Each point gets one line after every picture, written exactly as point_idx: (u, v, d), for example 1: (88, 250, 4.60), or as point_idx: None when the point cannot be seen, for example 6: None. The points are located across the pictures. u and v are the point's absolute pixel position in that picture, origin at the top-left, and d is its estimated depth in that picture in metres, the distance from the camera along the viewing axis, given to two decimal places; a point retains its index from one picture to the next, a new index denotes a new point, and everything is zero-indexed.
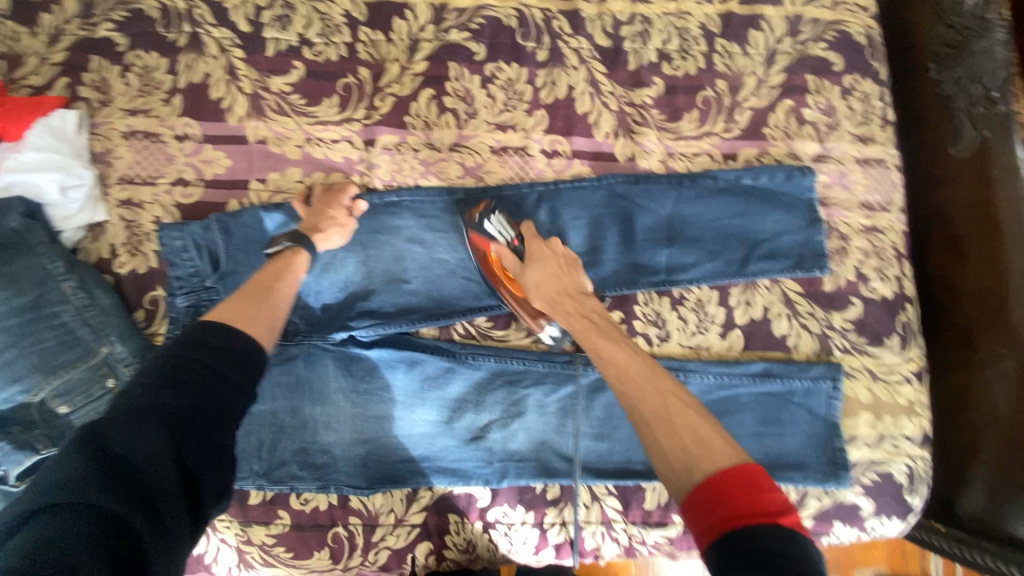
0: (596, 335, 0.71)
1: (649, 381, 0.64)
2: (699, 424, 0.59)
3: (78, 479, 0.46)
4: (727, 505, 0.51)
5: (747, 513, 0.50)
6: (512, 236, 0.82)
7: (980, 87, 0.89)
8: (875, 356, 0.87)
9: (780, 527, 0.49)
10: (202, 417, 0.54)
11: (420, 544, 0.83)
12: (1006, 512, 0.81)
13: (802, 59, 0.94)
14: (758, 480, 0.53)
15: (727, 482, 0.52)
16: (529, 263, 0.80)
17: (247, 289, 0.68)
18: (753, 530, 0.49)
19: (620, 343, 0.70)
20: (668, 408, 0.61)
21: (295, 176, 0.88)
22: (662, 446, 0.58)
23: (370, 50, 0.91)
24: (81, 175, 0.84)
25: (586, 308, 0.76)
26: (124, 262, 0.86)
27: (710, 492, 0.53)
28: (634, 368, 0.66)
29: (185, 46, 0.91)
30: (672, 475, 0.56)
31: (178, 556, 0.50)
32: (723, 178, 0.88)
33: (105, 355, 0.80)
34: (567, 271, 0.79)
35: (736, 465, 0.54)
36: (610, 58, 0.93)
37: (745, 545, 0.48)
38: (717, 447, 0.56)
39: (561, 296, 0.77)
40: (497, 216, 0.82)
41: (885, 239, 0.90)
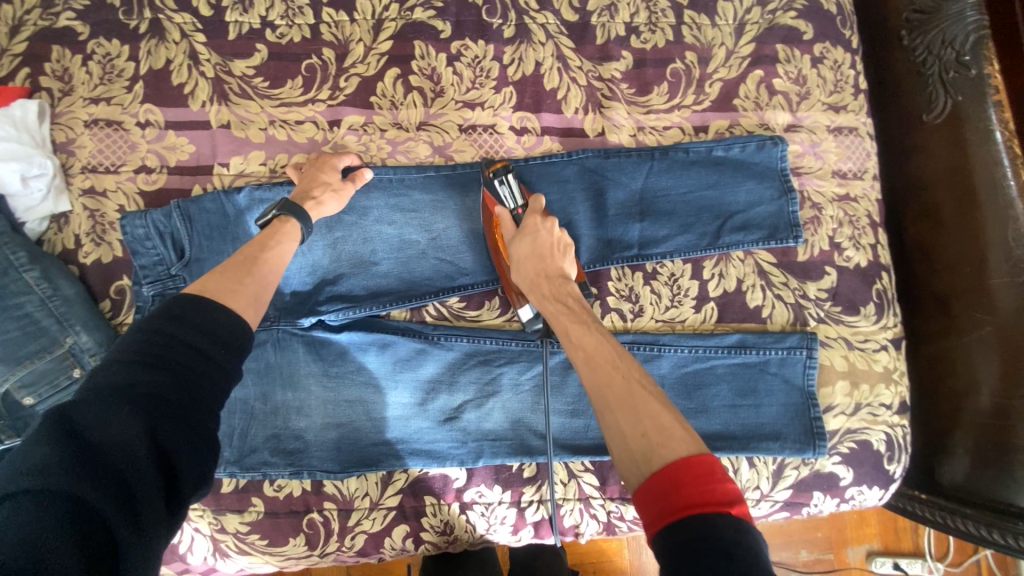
0: (566, 318, 0.69)
1: (615, 366, 0.62)
2: (659, 411, 0.57)
3: (50, 465, 0.44)
4: (678, 494, 0.50)
5: (698, 502, 0.49)
6: (520, 203, 0.80)
7: (951, 51, 0.88)
8: (851, 325, 0.86)
9: (731, 518, 0.47)
10: (180, 400, 0.52)
11: (396, 528, 0.81)
12: (987, 478, 0.81)
13: (772, 28, 0.93)
14: (710, 468, 0.51)
15: (684, 469, 0.51)
16: (518, 239, 0.76)
17: (230, 262, 0.66)
18: (702, 519, 0.47)
19: (591, 327, 0.68)
20: (632, 392, 0.59)
21: (259, 159, 0.87)
22: (621, 430, 0.57)
23: (335, 31, 0.90)
24: (44, 164, 0.82)
25: (562, 291, 0.73)
26: (88, 251, 0.85)
27: (659, 481, 0.51)
28: (601, 351, 0.64)
29: (147, 33, 0.89)
30: (631, 459, 0.55)
31: (155, 550, 0.47)
32: (694, 150, 0.87)
33: (69, 346, 0.78)
34: (554, 251, 0.76)
35: (693, 455, 0.52)
36: (577, 33, 0.92)
37: (694, 537, 0.46)
38: (676, 433, 0.55)
39: (541, 277, 0.74)
40: (509, 179, 0.79)
41: (858, 208, 0.89)
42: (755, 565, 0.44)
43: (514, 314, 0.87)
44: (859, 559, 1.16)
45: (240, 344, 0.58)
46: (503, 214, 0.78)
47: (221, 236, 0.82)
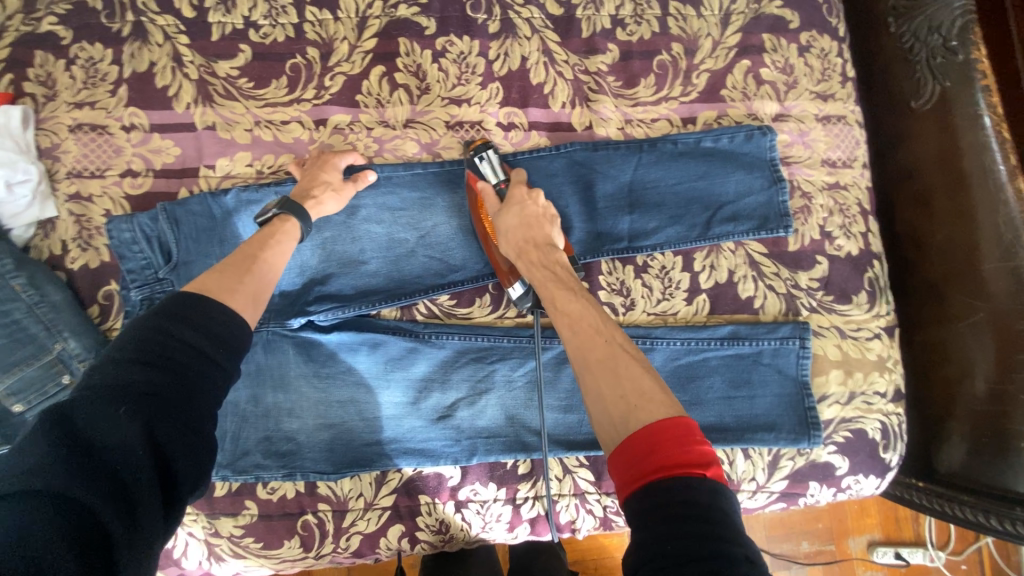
0: (551, 286, 0.69)
1: (598, 331, 0.62)
2: (638, 373, 0.57)
3: (47, 465, 0.44)
4: (656, 455, 0.49)
5: (675, 464, 0.48)
6: (502, 177, 0.80)
7: (938, 37, 0.88)
8: (844, 314, 0.86)
9: (706, 480, 0.47)
10: (177, 399, 0.51)
11: (391, 528, 0.81)
12: (983, 464, 0.80)
13: (758, 18, 0.92)
14: (690, 431, 0.50)
15: (661, 433, 0.50)
16: (503, 210, 0.76)
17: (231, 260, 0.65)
18: (678, 483, 0.46)
19: (578, 294, 0.67)
20: (616, 357, 0.59)
21: (245, 160, 0.86)
22: (601, 393, 0.56)
23: (318, 30, 0.89)
24: (28, 170, 0.82)
25: (548, 259, 0.72)
26: (76, 257, 0.84)
27: (636, 444, 0.50)
28: (586, 317, 0.64)
29: (130, 36, 0.89)
30: (609, 423, 0.54)
31: (153, 550, 0.46)
32: (682, 142, 0.87)
33: (58, 352, 0.78)
34: (541, 222, 0.76)
35: (670, 418, 0.51)
36: (563, 27, 0.91)
37: (666, 501, 0.46)
38: (654, 396, 0.54)
39: (526, 246, 0.74)
40: (490, 155, 0.80)
41: (849, 196, 0.89)
42: (726, 528, 0.44)
43: (506, 311, 0.86)
44: (861, 549, 1.16)
45: (237, 342, 0.57)
46: (485, 189, 0.78)
47: (208, 239, 0.81)
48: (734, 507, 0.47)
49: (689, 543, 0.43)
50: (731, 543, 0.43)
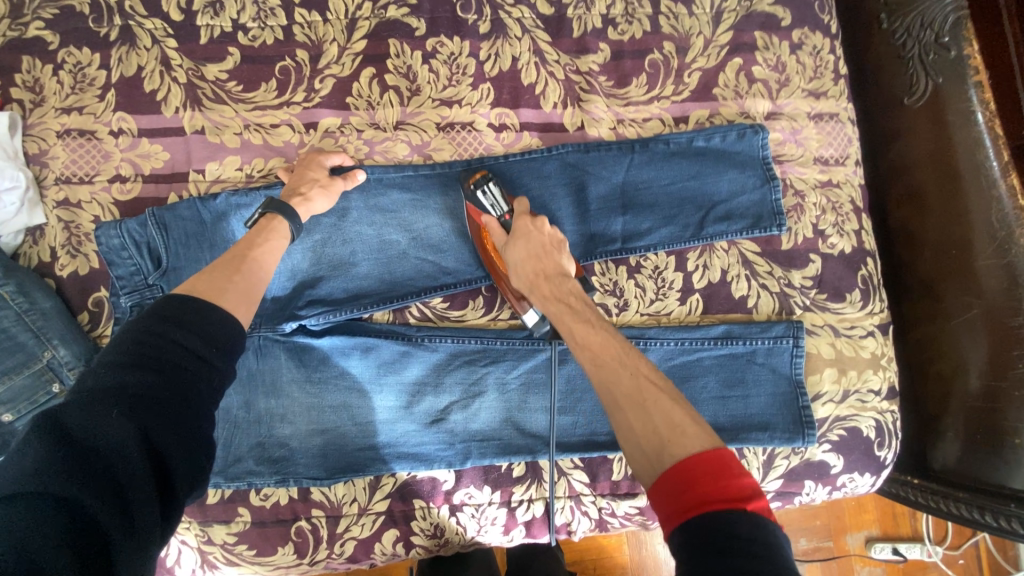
0: (569, 318, 0.68)
1: (622, 363, 0.61)
2: (669, 406, 0.55)
3: (41, 468, 0.43)
4: (693, 491, 0.48)
5: (713, 499, 0.47)
6: (505, 208, 0.79)
7: (930, 33, 0.87)
8: (838, 313, 0.86)
9: (747, 514, 0.45)
10: (172, 401, 0.50)
11: (386, 532, 0.81)
12: (980, 461, 0.80)
13: (749, 16, 0.92)
14: (726, 464, 0.49)
15: (697, 466, 0.49)
16: (511, 244, 0.75)
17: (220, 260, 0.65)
18: (716, 518, 0.45)
19: (595, 325, 0.66)
20: (641, 389, 0.57)
21: (235, 164, 0.86)
22: (633, 429, 0.55)
23: (308, 32, 0.89)
24: (15, 177, 0.81)
25: (562, 289, 0.72)
26: (65, 264, 0.84)
27: (674, 479, 0.49)
28: (608, 349, 0.63)
29: (117, 40, 0.88)
30: (644, 459, 0.53)
31: (149, 552, 0.46)
32: (674, 142, 0.87)
33: (48, 360, 0.77)
34: (550, 251, 0.75)
35: (706, 450, 0.50)
36: (554, 26, 0.91)
37: (708, 536, 0.44)
38: (687, 429, 0.53)
39: (539, 277, 0.73)
40: (491, 187, 0.79)
41: (841, 194, 0.89)
42: (774, 563, 0.42)
43: (499, 313, 0.86)
44: (859, 546, 1.16)
45: (230, 342, 0.57)
46: (489, 221, 0.78)
47: (198, 244, 0.81)
48: (784, 544, 0.45)
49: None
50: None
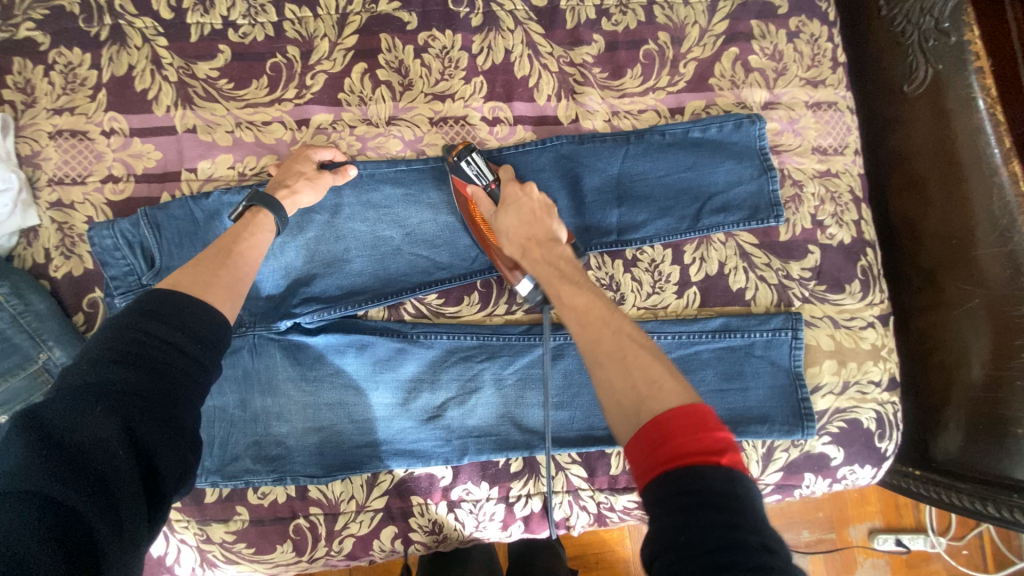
0: (558, 279, 0.67)
1: (607, 321, 0.59)
2: (649, 362, 0.54)
3: (24, 466, 0.43)
4: (665, 446, 0.47)
5: (686, 453, 0.46)
6: (490, 176, 0.78)
7: (930, 19, 0.85)
8: (837, 303, 0.85)
9: (722, 469, 0.44)
10: (156, 397, 0.50)
11: (384, 529, 0.81)
12: (982, 451, 0.79)
13: (745, 4, 0.91)
14: (702, 417, 0.48)
15: (672, 420, 0.48)
16: (501, 211, 0.76)
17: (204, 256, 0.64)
18: (688, 471, 0.44)
19: (581, 286, 0.65)
20: (622, 345, 0.56)
21: (227, 163, 0.85)
22: (613, 384, 0.54)
23: (298, 28, 0.88)
24: (8, 179, 0.81)
25: (554, 255, 0.71)
26: (59, 265, 0.84)
27: (648, 435, 0.48)
28: (592, 308, 0.62)
29: (108, 39, 0.88)
30: (621, 415, 0.52)
31: (138, 548, 0.46)
32: (670, 133, 0.86)
33: (43, 361, 0.77)
34: (542, 217, 0.75)
35: (683, 405, 0.49)
36: (547, 18, 0.90)
37: (679, 490, 0.43)
38: (667, 384, 0.51)
39: (529, 244, 0.73)
40: (474, 156, 0.78)
41: (840, 183, 0.88)
42: (742, 518, 0.41)
43: (494, 309, 0.86)
44: (862, 538, 1.15)
45: (217, 337, 0.57)
46: (475, 191, 0.78)
47: (191, 243, 0.81)
48: (757, 495, 0.45)
49: (703, 536, 0.40)
50: (749, 532, 0.41)
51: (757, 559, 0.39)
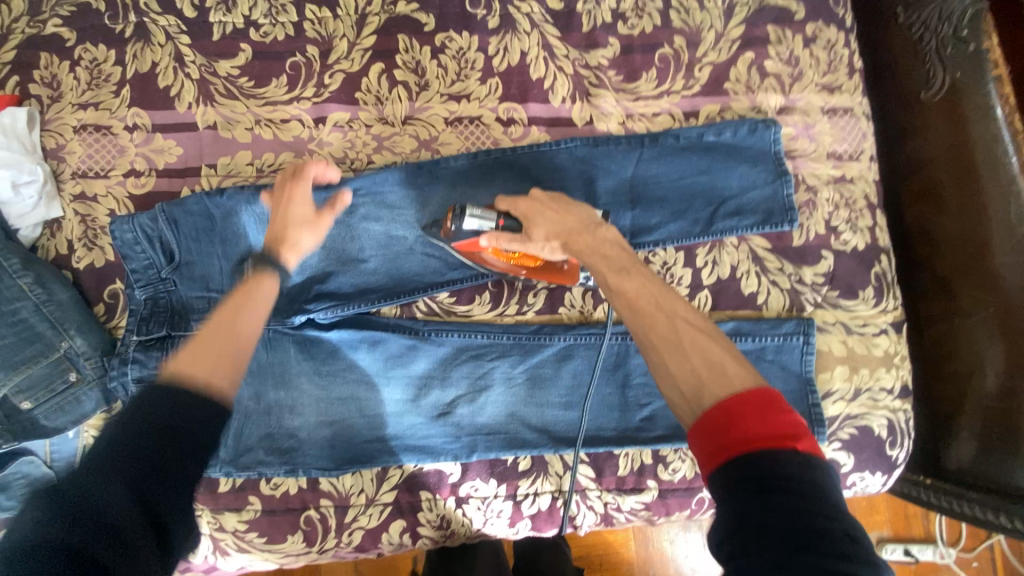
0: (606, 268, 0.62)
1: (661, 306, 0.57)
2: (710, 346, 0.53)
3: (43, 531, 0.43)
4: (736, 429, 0.47)
5: (758, 437, 0.46)
6: (497, 216, 0.74)
7: (948, 27, 0.85)
8: (850, 309, 0.85)
9: (798, 454, 0.44)
10: (171, 458, 0.50)
11: (393, 523, 0.81)
12: (995, 461, 0.79)
13: (762, 9, 0.91)
14: (772, 401, 0.48)
15: (742, 404, 0.48)
16: (531, 227, 0.71)
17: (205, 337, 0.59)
18: (762, 456, 0.44)
19: (631, 270, 0.60)
20: (678, 330, 0.55)
21: (246, 159, 0.87)
22: (671, 372, 0.53)
23: (318, 27, 0.89)
24: (34, 171, 0.83)
25: (598, 239, 0.66)
26: (81, 256, 0.85)
27: (717, 416, 0.48)
28: (644, 295, 0.58)
29: (132, 36, 0.89)
30: (681, 402, 0.52)
31: None
32: (685, 136, 0.86)
33: (65, 350, 0.79)
34: (567, 209, 0.71)
35: (751, 388, 0.49)
36: (563, 21, 0.90)
37: (754, 475, 0.44)
38: (729, 369, 0.51)
39: (568, 237, 0.68)
40: (469, 208, 0.74)
41: (855, 189, 0.88)
42: (823, 502, 0.42)
43: (505, 308, 0.86)
44: None
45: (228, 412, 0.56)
46: (496, 238, 0.73)
47: (210, 238, 0.82)
48: (831, 481, 0.45)
49: (781, 521, 0.41)
50: (830, 519, 0.41)
51: (838, 545, 0.40)
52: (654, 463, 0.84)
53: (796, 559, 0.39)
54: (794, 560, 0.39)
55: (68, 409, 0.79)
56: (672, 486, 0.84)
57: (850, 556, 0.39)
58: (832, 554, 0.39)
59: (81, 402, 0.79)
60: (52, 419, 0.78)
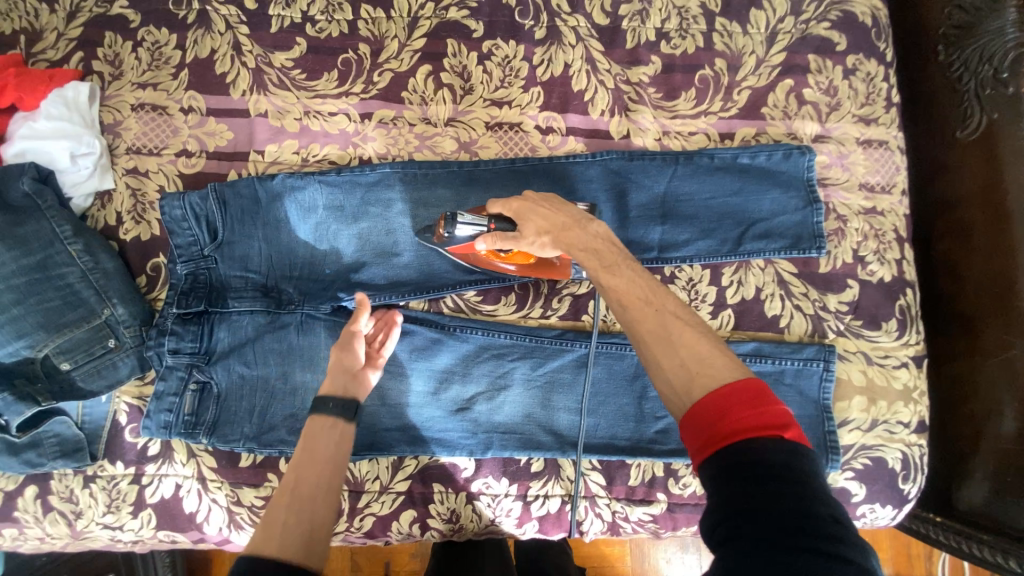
0: (597, 264, 0.64)
1: (650, 301, 0.58)
2: (696, 339, 0.54)
3: None
4: (723, 420, 0.47)
5: (745, 427, 0.46)
6: (489, 219, 0.75)
7: (988, 67, 0.86)
8: (871, 340, 0.85)
9: (785, 442, 0.45)
10: None
11: (404, 512, 0.83)
12: (1009, 503, 0.78)
13: (804, 38, 0.93)
14: (760, 392, 0.48)
15: (728, 395, 0.48)
16: (521, 225, 0.72)
17: (273, 513, 0.59)
18: (750, 445, 0.45)
19: (622, 268, 0.63)
20: (666, 324, 0.56)
21: (293, 148, 0.90)
22: (660, 365, 0.54)
23: (371, 27, 0.93)
24: (92, 144, 0.87)
25: (587, 236, 0.68)
26: (129, 229, 0.89)
27: (704, 408, 0.49)
28: (635, 290, 0.60)
29: (194, 23, 0.94)
30: (671, 395, 0.53)
31: None
32: (719, 157, 0.88)
33: (106, 317, 0.82)
34: (560, 207, 0.72)
35: (737, 379, 0.50)
36: (608, 36, 0.93)
37: (741, 464, 0.44)
38: (716, 360, 0.52)
39: (558, 232, 0.69)
40: (461, 217, 0.75)
41: (885, 222, 0.88)
42: (812, 488, 0.43)
43: (530, 311, 0.88)
44: None
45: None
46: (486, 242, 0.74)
47: (253, 222, 0.85)
48: (819, 471, 0.45)
49: (769, 505, 0.41)
50: (815, 504, 0.42)
51: (823, 528, 0.40)
52: (665, 476, 0.85)
53: (784, 541, 0.40)
54: (780, 542, 0.40)
55: (105, 373, 0.82)
56: (681, 500, 0.85)
57: (834, 538, 0.40)
58: (817, 536, 0.40)
59: (117, 367, 0.83)
60: (89, 382, 0.82)
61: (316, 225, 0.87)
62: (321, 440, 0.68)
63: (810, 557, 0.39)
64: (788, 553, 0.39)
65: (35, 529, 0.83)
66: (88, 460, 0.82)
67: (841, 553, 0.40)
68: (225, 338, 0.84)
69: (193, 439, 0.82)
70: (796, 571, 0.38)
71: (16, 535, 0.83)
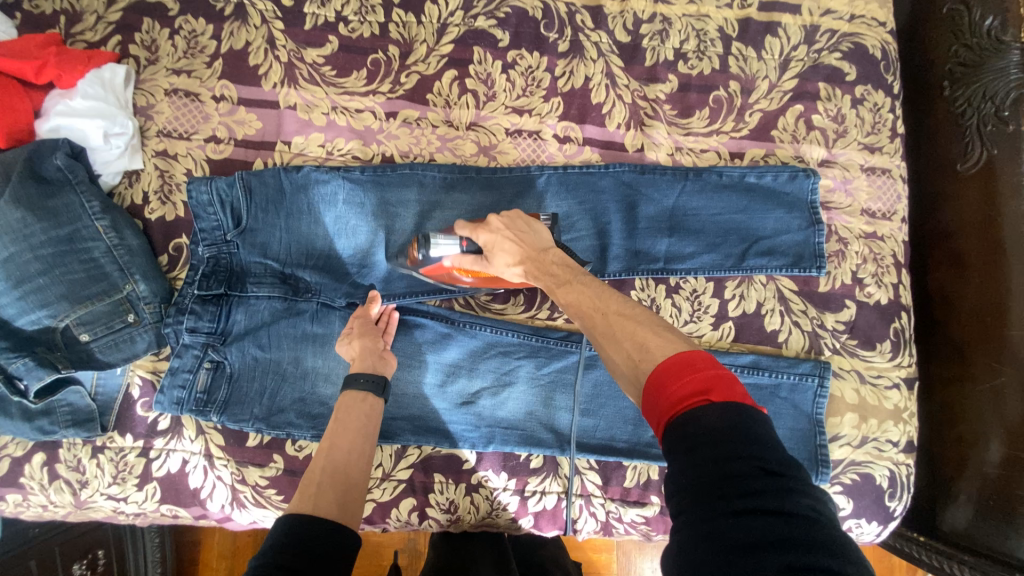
0: (553, 284, 0.69)
1: (597, 305, 0.63)
2: (636, 329, 0.57)
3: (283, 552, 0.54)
4: (663, 398, 0.50)
5: (679, 400, 0.49)
6: (459, 237, 0.77)
7: (991, 105, 0.89)
8: (865, 360, 0.88)
9: (714, 404, 0.47)
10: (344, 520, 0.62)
11: (404, 500, 0.85)
12: (995, 528, 0.80)
13: (816, 67, 0.97)
14: (689, 362, 0.50)
15: (663, 375, 0.51)
16: (491, 256, 0.74)
17: (312, 474, 0.67)
18: (684, 416, 0.47)
19: (572, 282, 0.68)
20: (610, 322, 0.60)
21: (319, 140, 0.94)
22: (613, 361, 0.58)
23: (401, 30, 0.96)
24: (125, 124, 0.90)
25: (546, 263, 0.72)
26: (155, 208, 0.92)
27: (648, 392, 0.52)
28: (581, 299, 0.65)
29: (231, 15, 0.97)
30: (631, 384, 0.55)
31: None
32: (728, 175, 0.91)
33: (128, 292, 0.85)
34: (523, 235, 0.75)
35: (671, 356, 0.52)
36: (628, 53, 0.97)
37: (679, 438, 0.47)
38: (653, 344, 0.55)
39: (530, 260, 0.72)
40: (434, 237, 0.77)
41: (884, 247, 0.92)
42: (742, 443, 0.44)
43: (537, 312, 0.91)
44: None
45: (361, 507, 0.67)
46: (461, 253, 0.77)
47: (276, 210, 0.88)
48: (755, 420, 0.46)
49: (702, 473, 0.44)
50: (748, 459, 0.43)
51: (754, 483, 0.42)
52: (659, 479, 0.88)
53: (715, 507, 0.42)
54: (712, 508, 0.42)
55: (123, 347, 0.84)
56: None
57: (771, 487, 0.42)
58: (748, 494, 0.42)
59: (134, 342, 0.85)
60: (107, 354, 0.84)
61: (336, 218, 0.89)
62: (352, 410, 0.76)
63: (740, 515, 0.41)
64: (717, 517, 0.41)
65: (39, 497, 0.85)
66: (99, 430, 0.85)
67: (779, 500, 0.41)
68: (242, 320, 0.87)
69: (204, 416, 0.84)
70: (727, 531, 0.40)
71: (19, 501, 0.85)
